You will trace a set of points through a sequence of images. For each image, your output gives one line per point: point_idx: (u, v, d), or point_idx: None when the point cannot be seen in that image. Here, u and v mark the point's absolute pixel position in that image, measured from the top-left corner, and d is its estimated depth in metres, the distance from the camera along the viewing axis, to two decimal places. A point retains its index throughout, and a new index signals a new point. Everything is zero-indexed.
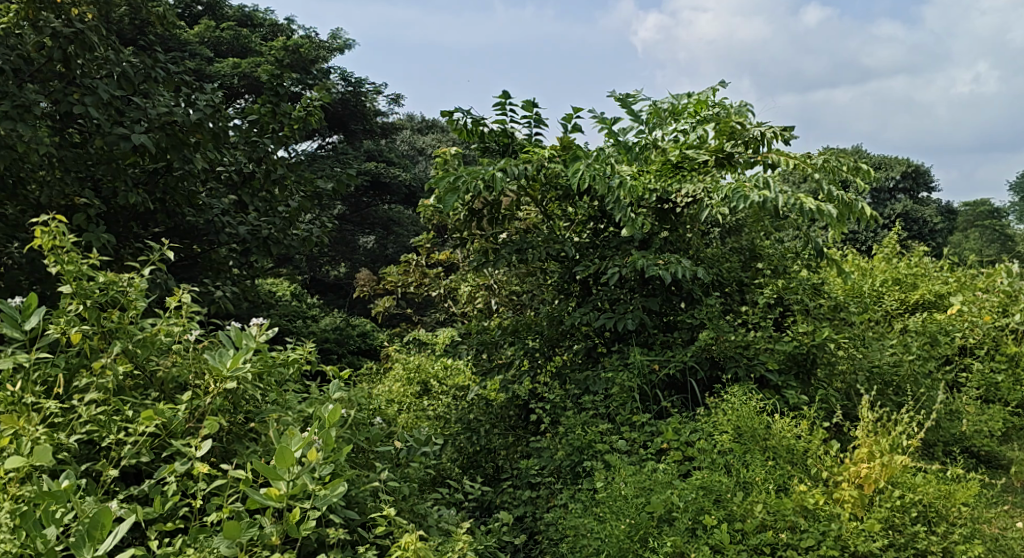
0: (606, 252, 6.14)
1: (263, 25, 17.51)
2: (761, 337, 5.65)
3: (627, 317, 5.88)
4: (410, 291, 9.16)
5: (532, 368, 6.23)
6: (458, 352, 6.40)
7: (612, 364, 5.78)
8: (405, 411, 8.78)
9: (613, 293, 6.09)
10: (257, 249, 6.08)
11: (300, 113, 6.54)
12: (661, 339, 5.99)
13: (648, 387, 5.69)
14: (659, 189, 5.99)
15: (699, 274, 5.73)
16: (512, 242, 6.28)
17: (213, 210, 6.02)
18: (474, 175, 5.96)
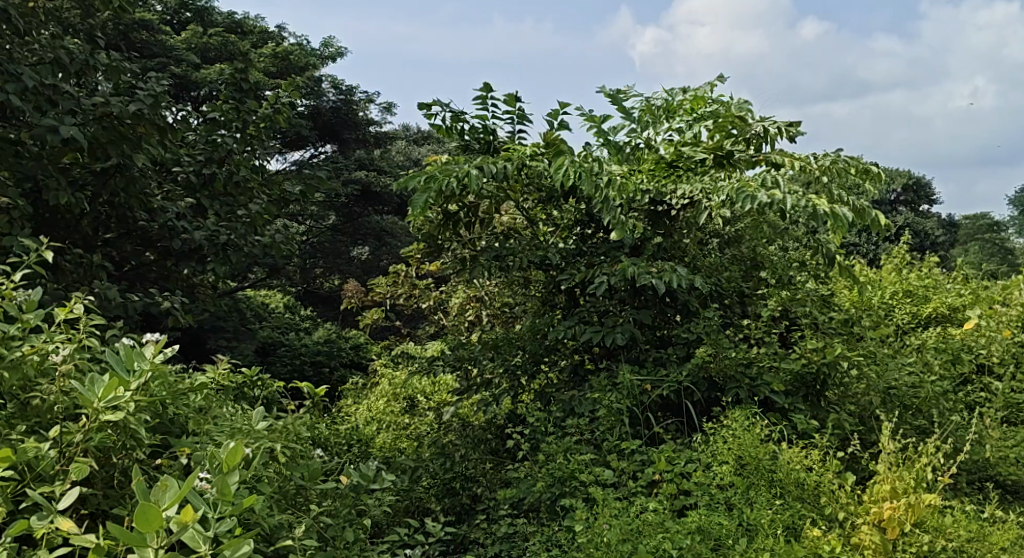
0: (596, 259, 5.68)
1: (252, 32, 17.04)
2: (764, 353, 5.23)
3: (618, 330, 5.43)
4: (398, 303, 8.68)
5: (513, 388, 5.75)
6: (434, 370, 5.95)
7: (600, 385, 5.30)
8: (386, 432, 8.29)
9: (602, 304, 5.63)
10: (217, 256, 5.61)
11: (266, 110, 6.10)
12: (655, 355, 5.53)
13: (639, 410, 5.23)
14: (654, 190, 5.56)
15: (696, 284, 5.28)
16: (492, 247, 5.83)
17: (169, 212, 5.58)
18: (449, 174, 5.52)
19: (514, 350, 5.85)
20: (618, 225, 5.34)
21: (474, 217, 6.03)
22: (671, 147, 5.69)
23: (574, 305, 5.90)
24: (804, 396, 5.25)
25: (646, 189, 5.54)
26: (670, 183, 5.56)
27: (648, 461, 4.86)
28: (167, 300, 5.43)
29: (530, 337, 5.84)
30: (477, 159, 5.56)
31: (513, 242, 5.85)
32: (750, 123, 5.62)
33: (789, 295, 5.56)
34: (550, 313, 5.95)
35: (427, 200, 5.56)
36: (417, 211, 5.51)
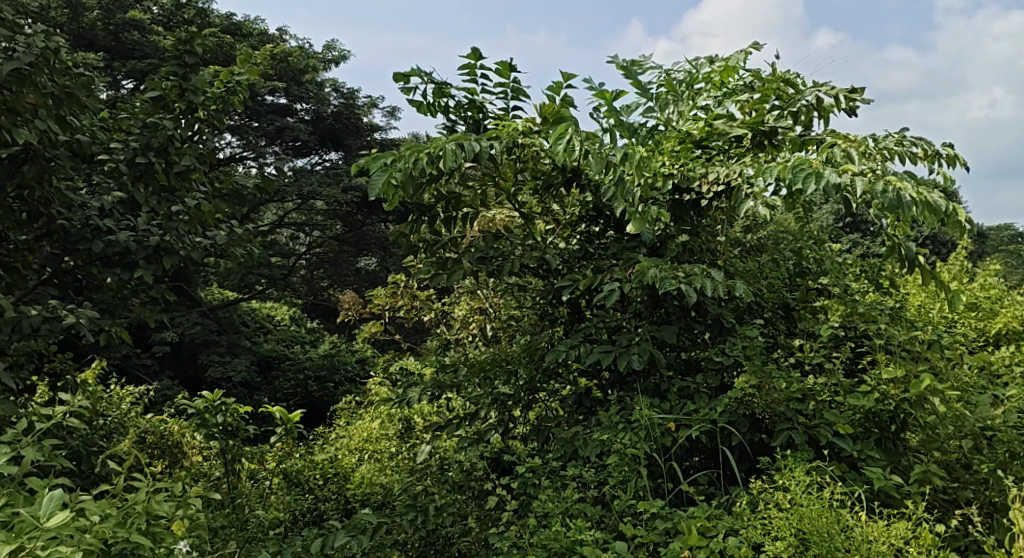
0: (607, 261, 4.85)
1: (253, 36, 15.93)
2: (823, 385, 4.61)
3: (633, 350, 4.66)
4: (399, 317, 7.80)
5: (503, 422, 4.98)
6: (408, 401, 5.09)
7: (612, 418, 4.65)
8: (372, 462, 7.44)
9: (613, 320, 4.86)
10: (147, 260, 5.27)
11: (217, 90, 5.72)
12: (677, 383, 4.77)
13: (660, 453, 4.55)
14: (678, 174, 4.78)
15: (733, 291, 4.45)
16: (476, 248, 4.95)
17: (93, 205, 5.30)
18: (421, 155, 4.64)
19: (506, 375, 5.06)
20: (635, 218, 4.57)
21: (455, 211, 5.03)
22: (701, 122, 4.83)
23: (579, 318, 5.08)
24: (877, 442, 4.59)
25: (673, 175, 4.77)
26: (697, 164, 4.82)
27: (673, 530, 4.20)
28: (73, 314, 5.06)
29: (531, 360, 5.06)
30: (458, 137, 4.71)
31: (500, 239, 4.95)
32: (794, 93, 4.79)
33: (851, 309, 4.84)
34: (550, 331, 5.14)
35: (392, 179, 4.64)
36: (377, 191, 4.60)
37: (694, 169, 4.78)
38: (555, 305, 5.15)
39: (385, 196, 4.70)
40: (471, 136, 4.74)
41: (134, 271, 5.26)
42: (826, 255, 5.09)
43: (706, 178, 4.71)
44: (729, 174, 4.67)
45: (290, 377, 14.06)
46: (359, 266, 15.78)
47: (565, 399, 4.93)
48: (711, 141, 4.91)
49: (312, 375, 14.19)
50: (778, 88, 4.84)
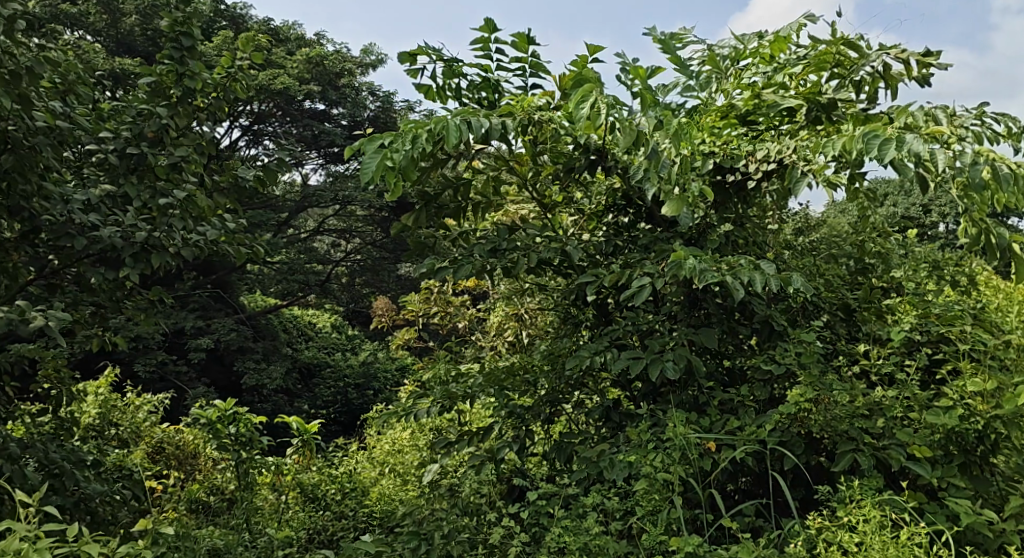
0: (640, 255, 4.41)
1: (290, 40, 15.40)
2: (895, 399, 4.14)
3: (667, 355, 4.19)
4: (434, 324, 7.36)
5: (519, 438, 4.60)
6: (416, 414, 4.70)
7: (640, 437, 4.20)
8: (391, 475, 6.91)
9: (646, 322, 4.42)
10: (134, 258, 5.02)
11: (217, 76, 5.51)
12: (718, 395, 4.34)
13: (696, 475, 4.13)
14: (720, 152, 4.47)
15: (787, 284, 3.97)
16: (487, 240, 4.60)
17: (76, 199, 5.14)
18: (421, 134, 4.22)
19: (526, 386, 4.69)
20: (674, 198, 4.15)
21: (467, 200, 4.68)
22: (748, 89, 4.50)
23: (606, 321, 4.71)
24: (961, 466, 4.17)
25: (716, 157, 4.47)
26: (743, 143, 4.51)
27: None
28: (42, 317, 4.69)
29: (553, 368, 4.69)
30: (466, 113, 4.28)
31: (515, 232, 4.59)
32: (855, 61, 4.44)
33: (925, 311, 4.42)
34: (576, 336, 4.77)
35: (387, 161, 4.21)
36: (368, 174, 4.18)
37: (741, 146, 4.48)
38: (581, 306, 4.78)
39: (387, 185, 4.29)
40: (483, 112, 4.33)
41: (120, 271, 5.01)
42: (891, 250, 4.66)
43: (755, 156, 4.38)
44: (782, 151, 4.33)
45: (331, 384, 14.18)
46: (398, 272, 15.41)
47: (591, 412, 4.55)
48: (757, 116, 4.58)
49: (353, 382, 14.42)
50: (835, 58, 4.51)
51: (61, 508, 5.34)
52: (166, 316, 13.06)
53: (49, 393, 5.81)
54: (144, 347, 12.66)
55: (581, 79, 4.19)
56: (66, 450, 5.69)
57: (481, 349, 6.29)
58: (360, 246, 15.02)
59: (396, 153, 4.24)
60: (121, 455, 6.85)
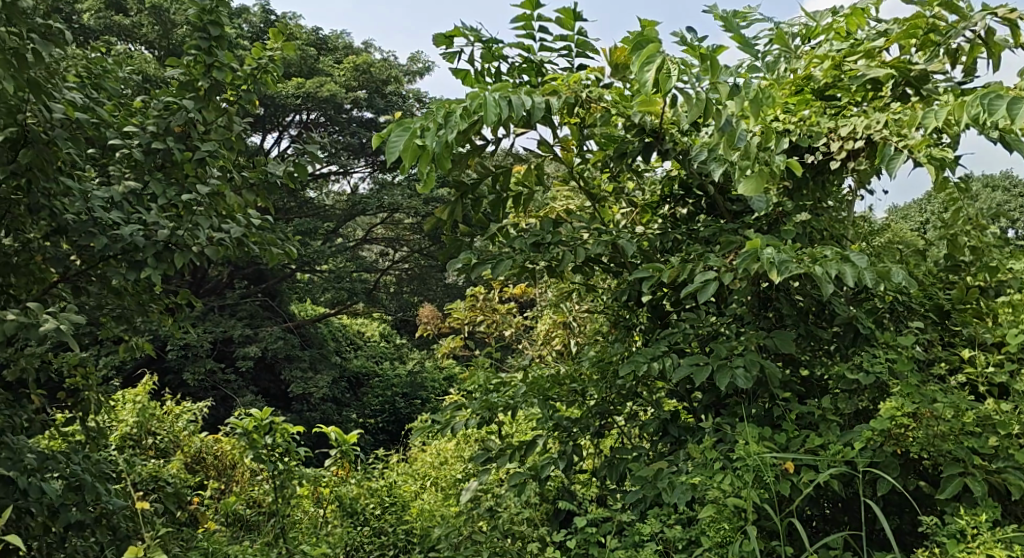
0: (703, 249, 4.06)
1: (339, 50, 15.20)
2: (1011, 414, 3.81)
3: (737, 362, 3.82)
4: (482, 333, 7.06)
5: (565, 454, 4.25)
6: (454, 427, 4.37)
7: (704, 454, 3.83)
8: (433, 489, 6.61)
9: (708, 325, 4.08)
10: (157, 258, 4.75)
11: (247, 67, 5.21)
12: (791, 406, 3.96)
13: (769, 498, 3.77)
14: (797, 131, 4.11)
15: (876, 278, 3.64)
16: (531, 233, 4.23)
17: (98, 196, 4.85)
18: (455, 111, 3.87)
19: (574, 396, 4.35)
20: (754, 174, 3.80)
21: (507, 194, 4.33)
22: (829, 60, 4.21)
23: (661, 325, 4.35)
24: None
25: (794, 135, 4.10)
26: (823, 119, 4.16)
27: None
28: (54, 319, 4.36)
29: (604, 377, 4.33)
30: (505, 90, 3.94)
31: (561, 227, 4.25)
32: (951, 26, 4.16)
33: None
34: (629, 342, 4.42)
35: (416, 140, 3.84)
36: (395, 152, 3.79)
37: (820, 124, 4.13)
38: (634, 309, 4.42)
39: (420, 174, 3.91)
40: (525, 90, 3.99)
41: (141, 272, 4.73)
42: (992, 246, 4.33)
43: (840, 133, 4.04)
44: (870, 126, 4.01)
45: (379, 394, 14.22)
46: (445, 281, 15.17)
47: (647, 425, 4.19)
48: (837, 91, 4.28)
49: (401, 391, 14.49)
50: (929, 24, 4.17)
51: (83, 524, 5.06)
52: (211, 325, 12.91)
53: (77, 402, 5.48)
54: (190, 357, 12.53)
55: (642, 40, 3.87)
56: (95, 463, 5.42)
57: (531, 360, 5.98)
58: (408, 254, 14.78)
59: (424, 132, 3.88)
60: (155, 465, 6.61)
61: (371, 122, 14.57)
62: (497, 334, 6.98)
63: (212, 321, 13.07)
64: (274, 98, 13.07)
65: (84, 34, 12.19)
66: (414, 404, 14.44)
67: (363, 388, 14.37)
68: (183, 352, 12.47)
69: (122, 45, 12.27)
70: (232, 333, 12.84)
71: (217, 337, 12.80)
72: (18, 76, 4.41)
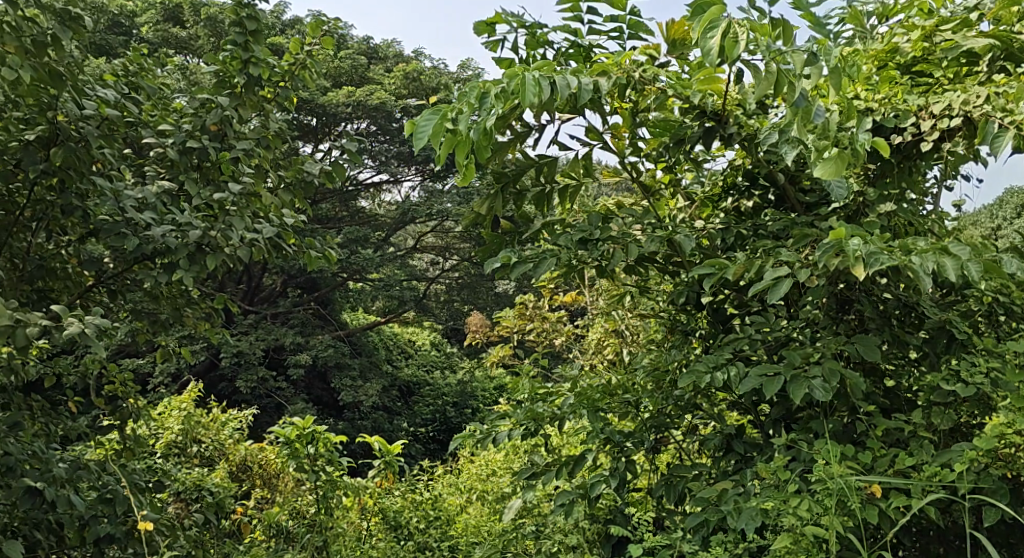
0: (773, 245, 3.75)
1: (390, 57, 14.99)
2: None
3: (814, 372, 3.51)
4: (533, 342, 6.81)
5: (620, 472, 3.96)
6: (498, 438, 4.10)
7: (778, 475, 3.52)
8: (480, 502, 6.35)
9: (780, 332, 3.78)
10: (189, 261, 4.31)
11: (284, 64, 4.78)
12: (875, 421, 3.64)
13: (853, 525, 3.44)
14: (885, 110, 3.90)
15: (980, 274, 3.32)
16: (577, 228, 3.95)
17: (130, 195, 4.34)
18: (491, 91, 3.57)
19: (625, 407, 4.08)
20: (832, 157, 3.47)
21: (558, 189, 4.08)
22: (919, 30, 3.95)
23: (721, 330, 4.07)
24: None
25: (881, 114, 3.89)
26: (913, 97, 3.94)
27: None
28: (79, 324, 3.88)
29: (658, 387, 4.06)
30: (548, 70, 3.65)
31: (610, 221, 3.97)
32: None
33: None
34: (687, 348, 4.13)
35: (446, 123, 3.57)
36: (420, 138, 3.52)
37: (909, 101, 3.92)
38: (693, 313, 4.14)
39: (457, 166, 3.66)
40: (573, 71, 3.70)
41: (173, 275, 4.30)
42: None
43: (934, 110, 3.81)
44: (969, 101, 3.78)
45: (429, 403, 14.04)
46: (496, 290, 14.95)
47: (709, 440, 3.91)
48: (928, 67, 4.04)
49: (451, 400, 14.29)
50: None
51: (113, 539, 4.50)
52: (262, 332, 12.74)
53: (116, 411, 5.09)
54: (242, 364, 12.41)
55: (701, 6, 3.55)
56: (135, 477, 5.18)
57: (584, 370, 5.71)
58: (458, 262, 14.58)
59: (456, 115, 3.61)
60: (198, 473, 6.38)
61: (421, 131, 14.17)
62: (547, 343, 6.71)
63: (264, 328, 12.90)
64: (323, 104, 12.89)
65: (142, 46, 12.62)
66: (464, 413, 14.23)
67: (414, 397, 14.18)
68: (235, 360, 12.34)
69: (179, 59, 12.50)
70: (283, 341, 12.68)
71: (269, 344, 12.63)
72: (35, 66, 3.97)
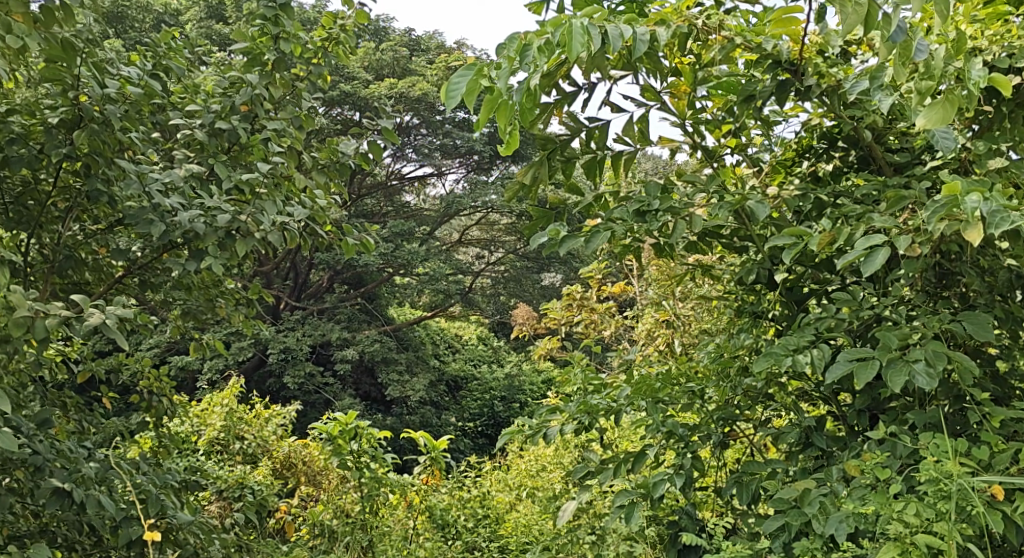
0: (861, 212, 3.46)
1: (431, 49, 14.74)
2: None
3: (915, 355, 3.20)
4: (581, 335, 6.55)
5: (689, 470, 3.66)
6: (549, 433, 3.80)
7: (879, 474, 3.21)
8: (531, 500, 6.10)
9: (871, 312, 3.47)
10: (218, 247, 4.03)
11: (317, 40, 4.51)
12: (988, 411, 3.31)
13: (965, 527, 3.13)
14: (996, 53, 3.56)
15: None
16: (634, 199, 3.67)
17: (157, 178, 4.03)
18: (533, 43, 3.23)
19: (689, 398, 3.79)
20: (936, 104, 3.10)
21: (616, 159, 3.80)
22: None
23: (796, 310, 3.75)
24: None
25: (993, 54, 3.56)
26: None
27: None
28: (101, 314, 3.53)
29: (725, 374, 3.76)
30: (599, 19, 3.32)
31: (671, 192, 3.68)
32: None
33: None
34: (757, 332, 3.82)
35: (483, 80, 3.25)
36: (456, 95, 3.18)
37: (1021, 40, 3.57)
38: (764, 296, 3.84)
39: (501, 137, 3.37)
40: (628, 22, 3.40)
41: (203, 263, 4.02)
42: None
43: None
44: None
45: (477, 397, 13.87)
46: (541, 283, 14.72)
47: (787, 434, 3.65)
48: None
49: (499, 394, 14.05)
50: None
51: (147, 543, 4.11)
52: (308, 328, 12.59)
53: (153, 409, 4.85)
54: (290, 360, 12.27)
55: None
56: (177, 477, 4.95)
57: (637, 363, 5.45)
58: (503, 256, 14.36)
59: (494, 71, 3.29)
60: (239, 471, 6.17)
61: (463, 122, 13.85)
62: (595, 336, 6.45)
63: (310, 324, 12.75)
64: (365, 96, 12.64)
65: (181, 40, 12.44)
66: (513, 408, 13.99)
67: (462, 392, 14.00)
68: (283, 356, 12.17)
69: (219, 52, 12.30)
70: (329, 337, 12.50)
71: (316, 340, 12.45)
72: (50, 39, 3.68)
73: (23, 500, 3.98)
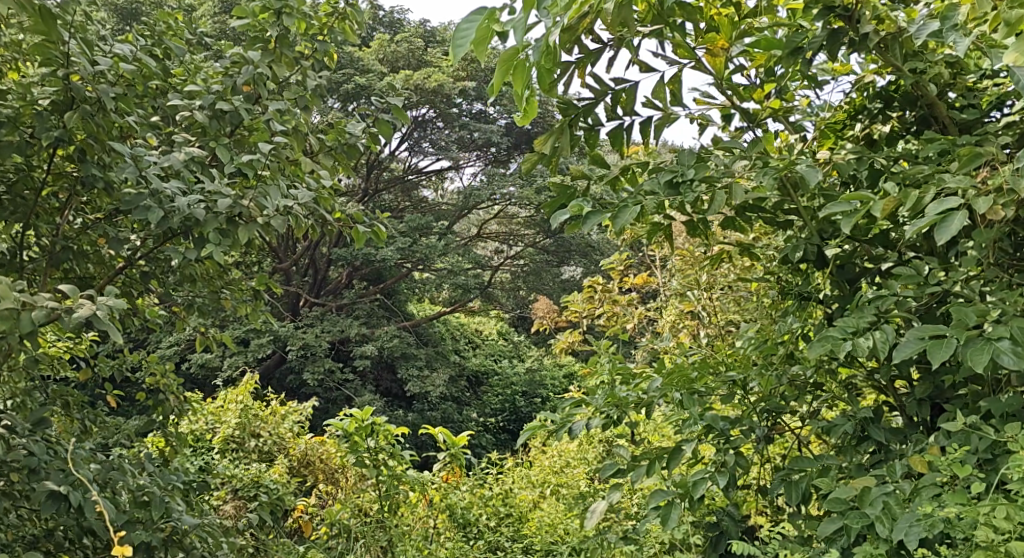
0: (932, 172, 3.22)
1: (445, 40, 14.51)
2: None
3: (999, 333, 2.95)
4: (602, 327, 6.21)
5: (729, 466, 3.42)
6: (574, 429, 3.54)
7: (961, 473, 2.98)
8: (557, 498, 5.88)
9: (932, 289, 3.23)
10: (221, 234, 3.81)
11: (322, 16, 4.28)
12: None
13: None
14: None
15: None
16: (666, 168, 3.43)
17: (153, 161, 3.81)
18: None
19: (729, 388, 3.55)
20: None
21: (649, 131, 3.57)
22: None
23: (848, 291, 3.51)
24: None
25: None
26: None
27: None
28: (92, 305, 3.31)
29: (767, 362, 3.52)
30: None
31: (705, 160, 3.44)
32: None
33: None
34: (802, 317, 3.58)
35: (495, 27, 3.01)
36: (460, 48, 2.99)
37: None
38: (809, 277, 3.61)
39: (516, 107, 3.16)
40: None
41: (204, 251, 3.80)
42: None
43: None
44: None
45: (498, 392, 13.68)
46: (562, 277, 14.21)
47: (839, 426, 3.41)
48: None
49: (521, 388, 13.85)
50: None
51: (154, 548, 3.88)
52: (327, 324, 12.39)
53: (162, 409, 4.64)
54: (309, 356, 12.06)
55: None
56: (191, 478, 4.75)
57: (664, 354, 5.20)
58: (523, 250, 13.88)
59: (507, 15, 3.03)
60: (254, 470, 5.96)
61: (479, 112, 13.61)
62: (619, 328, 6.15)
63: (328, 320, 12.54)
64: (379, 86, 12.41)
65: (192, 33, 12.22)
66: (535, 402, 13.78)
67: (484, 387, 13.80)
68: (303, 352, 11.97)
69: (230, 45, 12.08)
70: (348, 333, 12.28)
71: (335, 336, 12.24)
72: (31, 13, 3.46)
73: (18, 505, 3.76)
